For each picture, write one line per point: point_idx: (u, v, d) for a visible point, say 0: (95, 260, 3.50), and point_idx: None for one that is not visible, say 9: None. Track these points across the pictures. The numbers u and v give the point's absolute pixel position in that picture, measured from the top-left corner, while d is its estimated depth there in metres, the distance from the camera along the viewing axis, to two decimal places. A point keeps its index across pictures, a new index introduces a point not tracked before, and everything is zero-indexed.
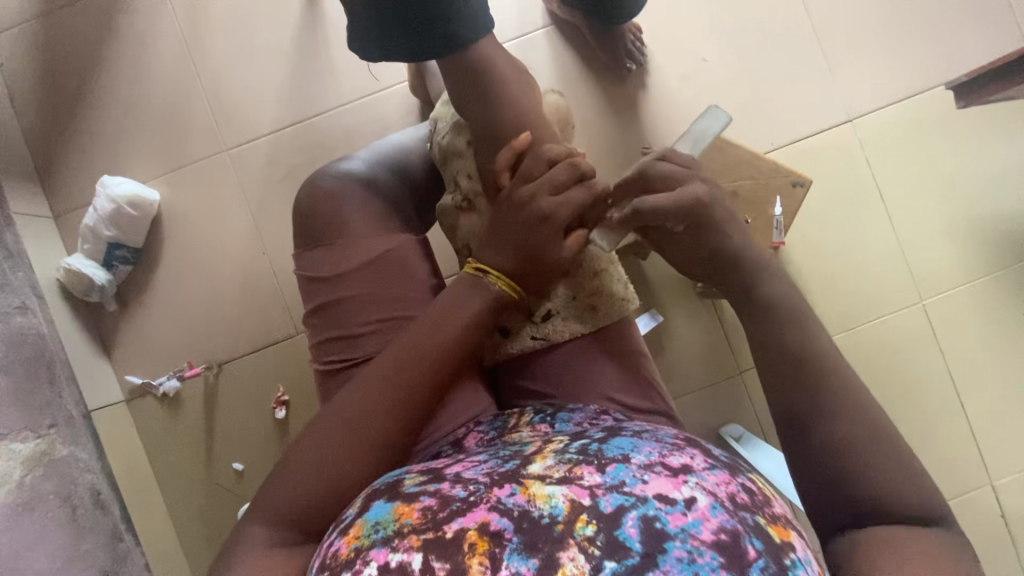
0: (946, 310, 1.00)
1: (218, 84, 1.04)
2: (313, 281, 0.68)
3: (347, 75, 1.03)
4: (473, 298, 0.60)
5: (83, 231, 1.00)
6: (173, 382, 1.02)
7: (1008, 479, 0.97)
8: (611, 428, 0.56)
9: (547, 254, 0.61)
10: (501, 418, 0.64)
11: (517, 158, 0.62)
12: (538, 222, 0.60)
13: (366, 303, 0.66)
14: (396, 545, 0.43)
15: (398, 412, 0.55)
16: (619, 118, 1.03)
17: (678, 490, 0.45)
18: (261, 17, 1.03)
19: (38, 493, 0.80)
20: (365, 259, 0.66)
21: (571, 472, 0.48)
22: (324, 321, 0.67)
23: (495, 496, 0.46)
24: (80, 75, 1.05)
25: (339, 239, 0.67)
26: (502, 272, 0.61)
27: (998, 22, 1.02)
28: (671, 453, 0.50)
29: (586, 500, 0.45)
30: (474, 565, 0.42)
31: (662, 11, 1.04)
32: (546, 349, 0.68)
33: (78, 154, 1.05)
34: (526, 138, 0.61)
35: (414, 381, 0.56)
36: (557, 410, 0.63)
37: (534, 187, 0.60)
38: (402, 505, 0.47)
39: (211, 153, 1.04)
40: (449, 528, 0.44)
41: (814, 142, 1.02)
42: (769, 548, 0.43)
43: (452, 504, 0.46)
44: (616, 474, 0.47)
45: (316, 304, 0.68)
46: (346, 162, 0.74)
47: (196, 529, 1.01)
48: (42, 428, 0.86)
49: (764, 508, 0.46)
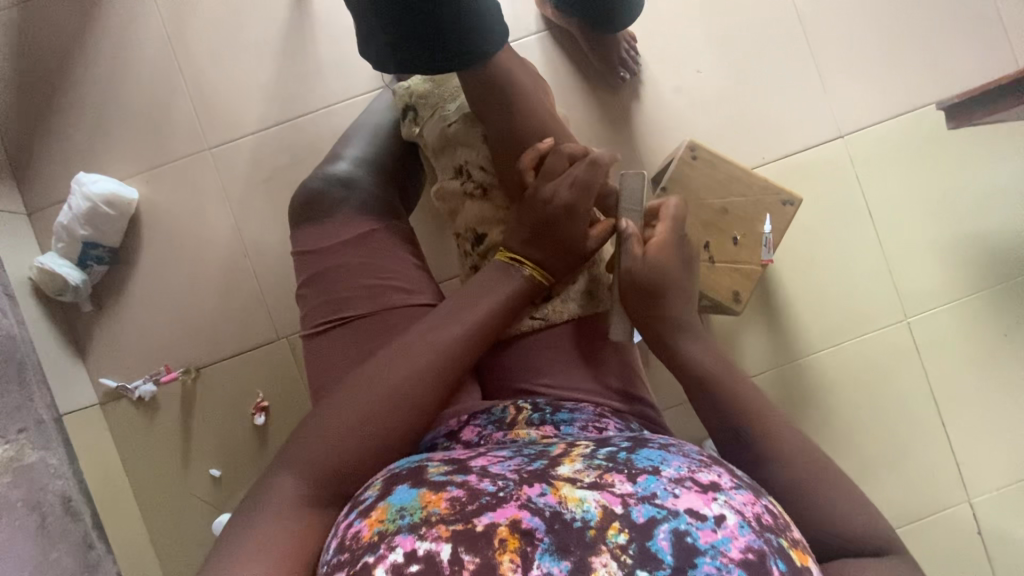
0: (932, 327, 1.00)
1: (202, 81, 1.01)
2: (304, 255, 0.74)
3: (336, 75, 1.01)
4: (507, 284, 0.64)
5: (58, 229, 0.97)
6: (149, 386, 0.99)
7: (987, 496, 0.98)
8: (635, 437, 0.54)
9: (574, 244, 0.66)
10: (499, 410, 0.61)
11: (541, 159, 0.68)
12: (566, 215, 0.65)
13: (350, 270, 0.71)
14: (424, 534, 0.43)
15: (433, 384, 0.58)
16: (611, 127, 1.02)
17: (708, 506, 0.45)
18: (248, 14, 1.01)
19: (4, 501, 0.77)
20: (351, 235, 0.73)
21: (602, 478, 0.47)
22: (314, 289, 0.72)
23: (526, 494, 0.46)
24: (56, 67, 1.01)
25: (328, 218, 0.74)
26: (535, 263, 0.65)
27: (990, 41, 1.02)
28: (700, 468, 0.49)
29: (619, 507, 0.44)
30: (504, 562, 0.42)
31: (658, 20, 1.03)
32: (543, 328, 0.70)
33: (54, 149, 1.01)
34: (549, 142, 0.67)
35: (446, 354, 0.59)
36: (557, 408, 0.61)
37: (556, 184, 0.65)
38: (428, 492, 0.47)
39: (193, 152, 1.01)
40: (480, 520, 0.44)
41: (806, 157, 1.02)
42: (791, 570, 0.42)
43: (481, 498, 0.46)
44: (647, 485, 0.46)
45: (306, 276, 0.73)
46: (333, 166, 0.81)
47: (171, 536, 0.99)
48: (11, 433, 0.82)
49: (786, 532, 0.46)
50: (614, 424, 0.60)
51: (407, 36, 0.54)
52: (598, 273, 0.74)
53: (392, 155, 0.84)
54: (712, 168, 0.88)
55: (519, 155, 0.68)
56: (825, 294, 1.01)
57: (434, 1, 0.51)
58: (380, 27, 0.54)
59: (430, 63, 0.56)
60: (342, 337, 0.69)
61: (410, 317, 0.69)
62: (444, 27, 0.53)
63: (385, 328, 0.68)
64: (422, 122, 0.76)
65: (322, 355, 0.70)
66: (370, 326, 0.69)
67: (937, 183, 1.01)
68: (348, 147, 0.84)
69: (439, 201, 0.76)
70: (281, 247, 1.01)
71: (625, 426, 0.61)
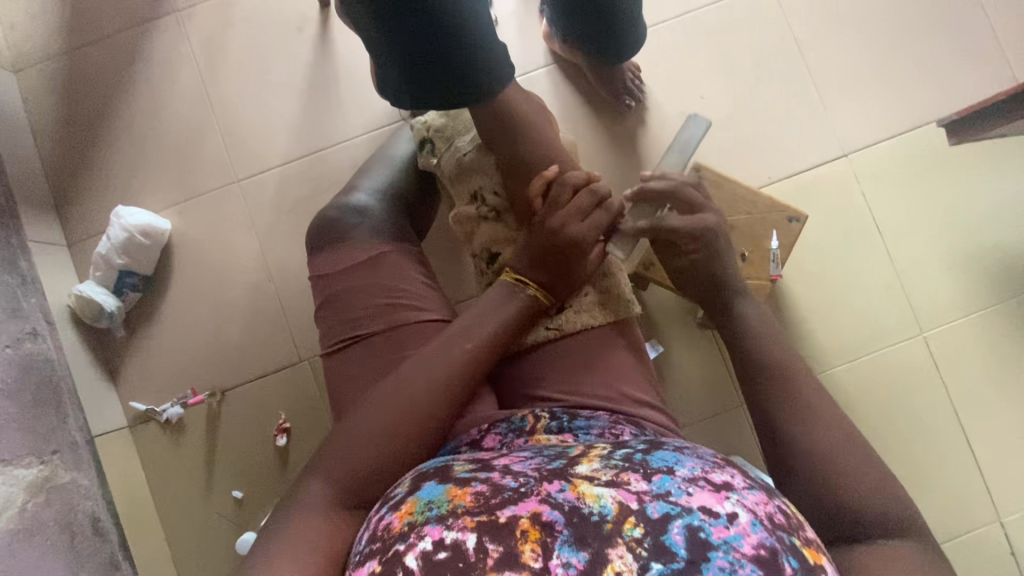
0: (949, 341, 1.00)
1: (232, 119, 1.08)
2: (321, 278, 0.78)
3: (357, 110, 1.07)
4: (513, 302, 0.67)
5: (96, 258, 1.02)
6: (176, 409, 1.02)
7: (1018, 515, 0.96)
8: (652, 440, 0.56)
9: (578, 266, 0.69)
10: (518, 419, 0.63)
11: (547, 186, 0.71)
12: (572, 245, 0.68)
13: (363, 292, 0.75)
14: (450, 524, 0.45)
15: (447, 396, 0.60)
16: (620, 153, 1.06)
17: (721, 504, 0.46)
18: (274, 56, 1.08)
19: (37, 520, 0.82)
20: (363, 257, 0.76)
21: (618, 477, 0.48)
22: (330, 311, 0.76)
23: (546, 489, 0.47)
24: (98, 108, 1.09)
25: (342, 243, 0.78)
26: (539, 284, 0.68)
27: (985, 59, 1.05)
28: (713, 469, 0.50)
29: (634, 503, 0.46)
30: (526, 551, 0.43)
31: (661, 50, 1.08)
32: (558, 338, 0.71)
33: (94, 185, 1.08)
34: (555, 169, 0.70)
35: (457, 365, 0.62)
36: (573, 416, 0.63)
37: (565, 215, 0.68)
38: (454, 487, 0.49)
39: (222, 184, 1.07)
40: (502, 513, 0.45)
41: (810, 177, 1.05)
42: (803, 567, 0.43)
43: (504, 492, 0.47)
44: (662, 483, 0.47)
45: (322, 299, 0.77)
46: (351, 197, 0.85)
47: (193, 559, 1.00)
48: (46, 453, 0.88)
49: (800, 531, 0.46)
50: (629, 429, 0.62)
51: (417, 71, 0.58)
52: (610, 286, 0.75)
53: (407, 185, 0.89)
54: (717, 187, 0.91)
55: (527, 184, 0.71)
56: (838, 310, 1.02)
57: (443, 40, 0.55)
58: (394, 63, 0.59)
59: (442, 94, 0.60)
60: (358, 353, 0.72)
61: (421, 333, 0.72)
62: (451, 61, 0.57)
63: (400, 342, 0.71)
64: (439, 155, 0.82)
65: (340, 373, 0.73)
66: (384, 344, 0.71)
67: (945, 198, 1.03)
68: (364, 178, 0.89)
69: (455, 225, 0.80)
70: (304, 273, 1.05)
71: (640, 431, 0.62)
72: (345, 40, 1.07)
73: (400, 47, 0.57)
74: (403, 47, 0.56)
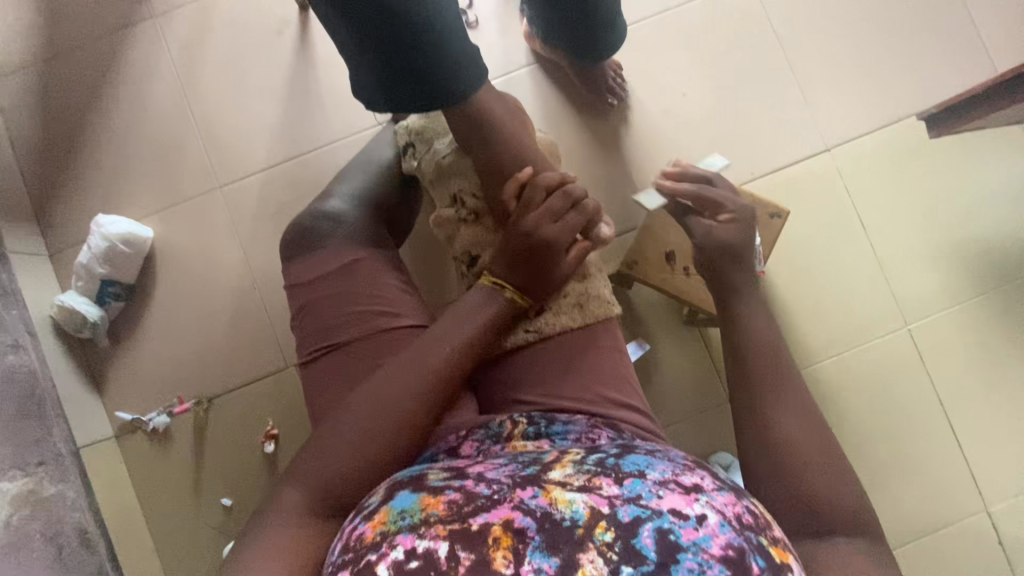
0: (934, 334, 1.00)
1: (213, 125, 1.07)
2: (295, 287, 0.77)
3: (338, 114, 1.06)
4: (488, 305, 0.67)
5: (77, 268, 1.01)
6: (163, 418, 1.02)
7: (1003, 505, 0.96)
8: (625, 444, 0.56)
9: (553, 269, 0.69)
10: (496, 425, 0.63)
11: (521, 189, 0.71)
12: (546, 247, 0.68)
13: (337, 299, 0.74)
14: (423, 533, 0.45)
15: (421, 402, 0.60)
16: (604, 151, 1.06)
17: (690, 506, 0.46)
18: (254, 60, 1.07)
19: (24, 533, 0.80)
20: (336, 264, 0.76)
21: (590, 482, 0.48)
22: (305, 320, 0.75)
23: (519, 496, 0.47)
24: (77, 117, 1.08)
25: (316, 251, 0.78)
26: (515, 287, 0.68)
27: (965, 50, 1.06)
28: (683, 472, 0.50)
29: (605, 508, 0.46)
30: (498, 558, 0.43)
31: (643, 48, 1.07)
32: (536, 341, 0.71)
33: (74, 194, 1.07)
34: (528, 171, 0.70)
35: (430, 371, 0.61)
36: (551, 421, 0.63)
37: (537, 217, 0.68)
38: (427, 496, 0.49)
39: (204, 191, 1.07)
40: (475, 520, 0.46)
41: (793, 172, 1.05)
42: (770, 565, 0.44)
43: (477, 500, 0.47)
44: (633, 487, 0.47)
45: (297, 308, 0.77)
46: (325, 203, 0.84)
47: (182, 568, 1.00)
48: (30, 465, 0.86)
49: (766, 530, 0.47)
50: (606, 433, 0.62)
51: (385, 70, 0.57)
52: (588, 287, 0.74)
53: (385, 189, 0.89)
54: None
55: (501, 186, 0.72)
56: (822, 305, 1.02)
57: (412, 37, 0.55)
58: (363, 63, 0.58)
59: (410, 96, 0.59)
60: (334, 361, 0.72)
61: (397, 339, 0.71)
62: (419, 60, 0.57)
63: (375, 349, 0.71)
64: (418, 157, 0.82)
65: (317, 381, 0.72)
66: (359, 351, 0.71)
67: (927, 191, 1.03)
68: (340, 184, 0.89)
69: (436, 227, 0.80)
70: None
71: (618, 435, 0.62)
72: (326, 44, 1.07)
73: (367, 44, 0.56)
74: (371, 43, 0.56)
